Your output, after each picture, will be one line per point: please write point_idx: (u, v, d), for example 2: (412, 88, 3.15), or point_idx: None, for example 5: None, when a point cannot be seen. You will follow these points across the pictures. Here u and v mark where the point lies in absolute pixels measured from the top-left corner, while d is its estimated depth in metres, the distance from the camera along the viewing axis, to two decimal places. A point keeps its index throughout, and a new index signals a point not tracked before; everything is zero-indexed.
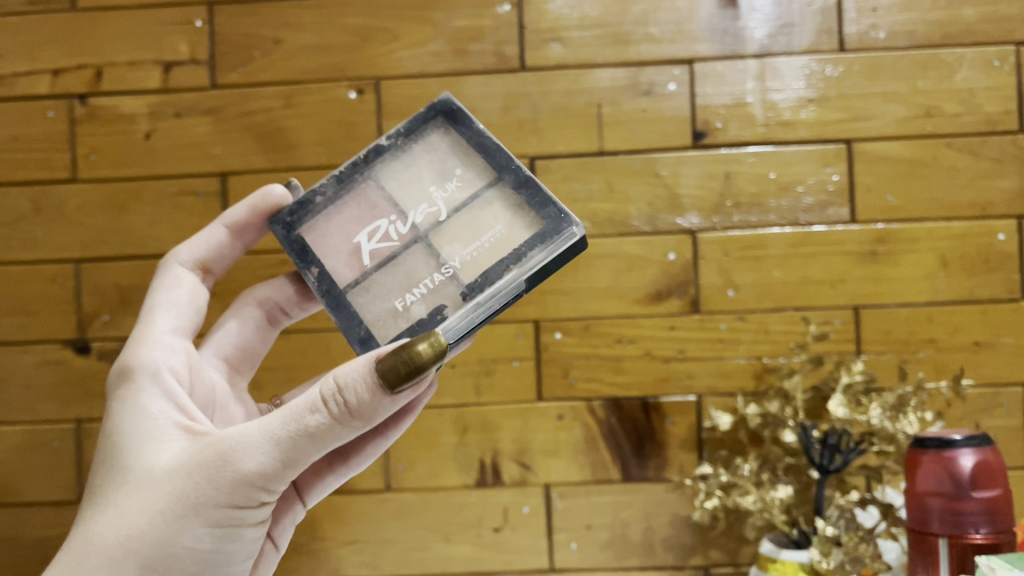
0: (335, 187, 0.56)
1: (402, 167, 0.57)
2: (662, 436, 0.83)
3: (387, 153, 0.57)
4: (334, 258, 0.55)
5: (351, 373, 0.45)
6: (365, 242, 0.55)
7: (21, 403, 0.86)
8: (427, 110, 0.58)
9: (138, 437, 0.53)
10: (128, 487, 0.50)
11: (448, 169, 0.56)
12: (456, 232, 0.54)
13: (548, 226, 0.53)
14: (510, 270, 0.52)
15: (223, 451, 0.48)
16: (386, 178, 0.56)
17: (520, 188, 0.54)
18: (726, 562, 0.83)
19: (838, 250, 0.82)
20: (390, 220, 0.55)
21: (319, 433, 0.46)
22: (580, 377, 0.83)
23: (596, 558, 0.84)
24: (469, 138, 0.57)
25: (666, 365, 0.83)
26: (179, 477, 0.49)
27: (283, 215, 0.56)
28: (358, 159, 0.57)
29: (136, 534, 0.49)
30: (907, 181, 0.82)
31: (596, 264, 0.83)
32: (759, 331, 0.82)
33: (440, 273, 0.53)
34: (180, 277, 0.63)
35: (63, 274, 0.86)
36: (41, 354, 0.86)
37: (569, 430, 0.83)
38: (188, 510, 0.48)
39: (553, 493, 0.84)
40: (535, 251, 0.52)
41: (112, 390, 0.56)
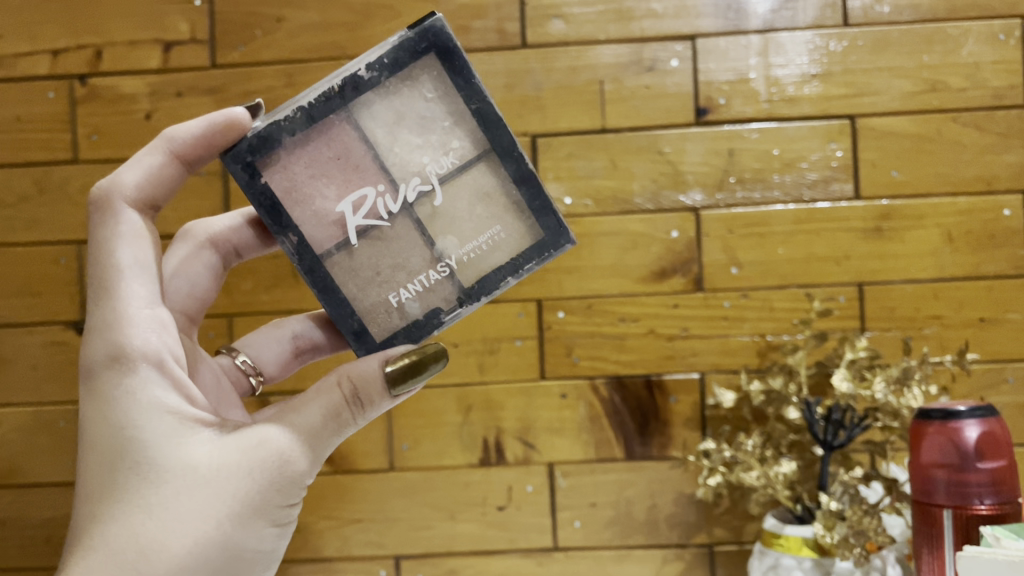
0: (305, 126, 0.49)
1: (384, 114, 0.50)
2: (666, 414, 0.83)
3: (366, 90, 0.49)
4: (307, 220, 0.50)
5: (370, 372, 0.48)
6: (349, 214, 0.50)
7: (26, 384, 0.86)
8: (417, 42, 0.49)
9: (165, 434, 0.47)
10: (172, 492, 0.46)
11: (437, 129, 0.50)
12: (452, 221, 0.51)
13: (548, 239, 0.51)
14: (508, 279, 0.51)
15: (280, 449, 0.47)
16: (363, 124, 0.50)
17: (520, 182, 0.51)
18: (730, 540, 0.83)
19: (843, 227, 0.82)
20: (378, 190, 0.50)
21: (344, 431, 0.49)
22: (583, 355, 0.83)
23: (599, 536, 0.84)
24: (465, 94, 0.50)
25: (669, 343, 0.83)
26: (237, 477, 0.47)
27: (246, 158, 0.49)
28: (331, 91, 0.49)
29: (205, 542, 0.46)
30: (912, 158, 0.81)
31: (599, 242, 0.83)
32: (763, 308, 0.82)
33: (436, 271, 0.51)
34: (128, 219, 0.53)
35: (66, 254, 0.86)
36: (45, 335, 0.86)
37: (573, 408, 0.83)
38: (253, 512, 0.47)
39: (556, 472, 0.84)
40: (533, 262, 0.51)
41: (110, 375, 0.49)
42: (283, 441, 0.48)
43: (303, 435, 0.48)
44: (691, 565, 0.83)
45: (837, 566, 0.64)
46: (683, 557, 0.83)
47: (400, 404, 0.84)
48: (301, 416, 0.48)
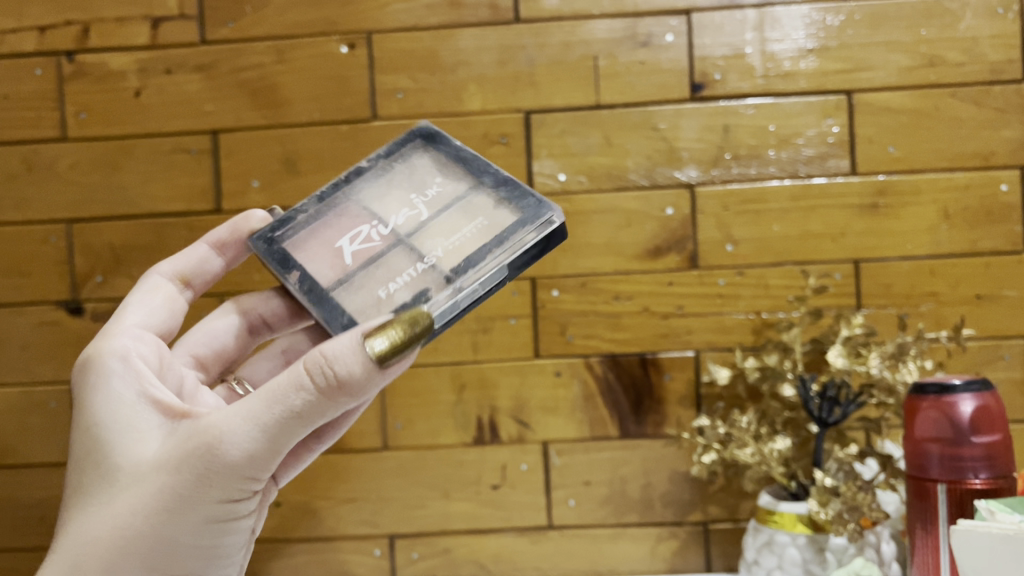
0: (315, 202, 0.57)
1: (379, 178, 0.58)
2: (660, 392, 0.83)
3: (365, 171, 0.59)
4: (313, 262, 0.54)
5: (344, 346, 0.44)
6: (347, 245, 0.54)
7: (16, 364, 0.86)
8: (406, 135, 0.60)
9: (119, 431, 0.51)
10: (114, 487, 0.49)
11: (425, 178, 0.57)
12: (437, 227, 0.54)
13: (528, 213, 0.53)
14: (493, 251, 0.52)
15: (206, 445, 0.47)
16: (362, 189, 0.57)
17: (499, 186, 0.56)
18: (725, 518, 0.83)
19: (839, 204, 0.81)
20: (371, 224, 0.55)
21: (312, 417, 0.45)
22: (578, 334, 0.83)
23: (594, 514, 0.84)
24: (447, 152, 0.59)
25: (663, 321, 0.82)
26: (167, 472, 0.48)
27: (264, 229, 0.55)
28: (338, 180, 0.58)
29: (136, 535, 0.48)
30: (909, 133, 0.80)
31: (593, 220, 0.82)
32: (758, 286, 0.81)
33: (422, 263, 0.52)
34: (156, 283, 0.62)
35: (55, 234, 0.85)
36: (35, 315, 0.86)
37: (567, 386, 0.83)
38: (181, 508, 0.48)
39: (551, 450, 0.84)
40: (517, 233, 0.52)
41: (83, 378, 0.53)
42: (210, 436, 0.47)
43: (235, 427, 0.46)
44: (685, 543, 0.83)
45: (832, 543, 0.64)
46: (678, 535, 0.83)
47: (394, 383, 0.84)
48: (242, 407, 0.46)
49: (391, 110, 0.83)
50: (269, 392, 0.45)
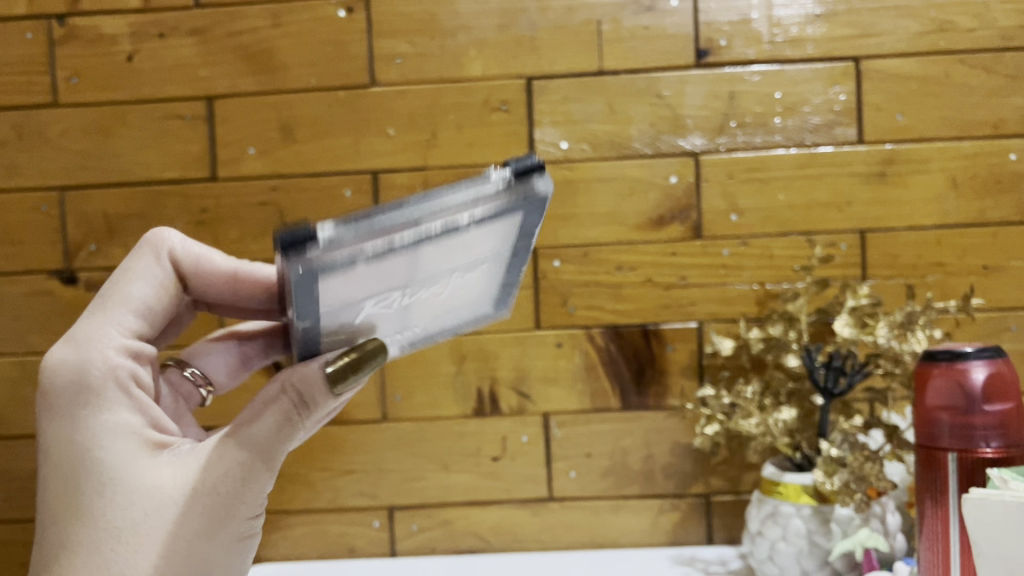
0: (379, 251, 0.39)
1: (457, 249, 0.43)
2: (662, 363, 0.82)
3: (456, 235, 0.41)
4: (329, 312, 0.43)
5: (309, 374, 0.46)
6: (369, 309, 0.45)
7: (10, 334, 0.85)
8: (519, 195, 0.42)
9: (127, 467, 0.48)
10: (139, 518, 0.47)
11: (478, 259, 0.46)
12: (438, 306, 0.50)
13: (491, 314, 0.55)
14: (443, 336, 0.54)
15: (235, 472, 0.47)
16: (426, 255, 0.41)
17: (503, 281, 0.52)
18: (727, 490, 0.82)
19: (845, 172, 0.80)
20: (403, 296, 0.45)
21: (298, 424, 0.47)
22: (580, 305, 0.82)
23: (595, 486, 0.83)
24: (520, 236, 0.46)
25: (666, 292, 0.81)
26: (198, 500, 0.47)
27: (306, 263, 0.37)
28: (429, 234, 0.40)
29: (175, 559, 0.46)
30: (917, 101, 0.79)
31: (595, 189, 0.81)
32: (762, 256, 0.80)
33: (399, 337, 0.51)
34: (151, 270, 0.55)
35: (48, 202, 0.84)
36: (28, 284, 0.84)
37: (568, 357, 0.82)
38: (215, 539, 0.47)
39: (551, 422, 0.83)
40: (467, 327, 0.55)
41: (72, 406, 0.49)
42: (233, 465, 0.47)
43: (257, 453, 0.47)
44: (687, 515, 0.83)
45: (838, 514, 0.63)
46: (679, 507, 0.83)
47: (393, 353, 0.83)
48: (248, 432, 0.47)
49: (389, 76, 0.81)
50: (265, 414, 0.47)
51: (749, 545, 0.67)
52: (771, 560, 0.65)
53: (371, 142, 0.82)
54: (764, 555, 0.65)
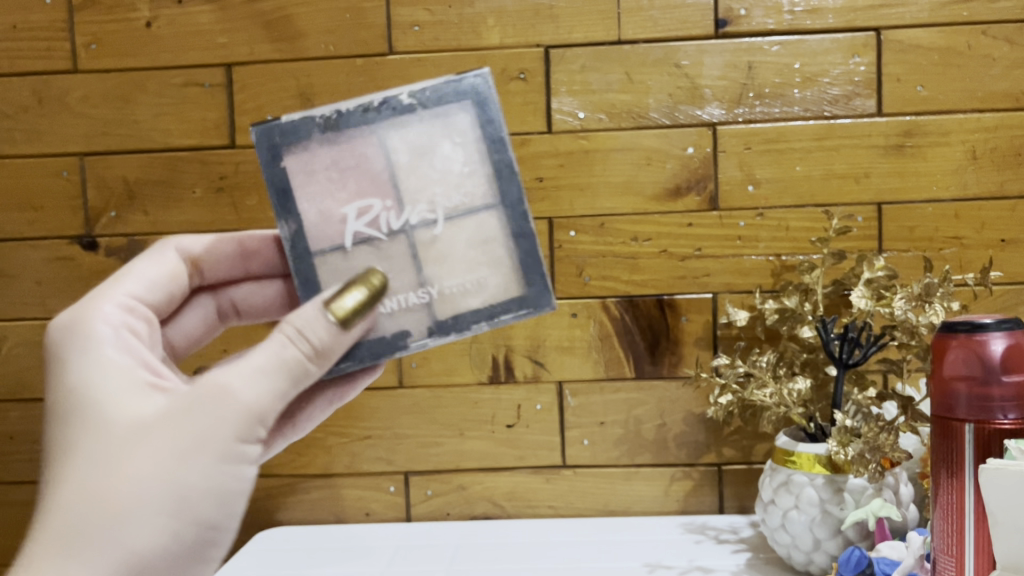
0: (336, 128, 0.50)
1: (414, 138, 0.50)
2: (677, 333, 0.82)
3: (403, 113, 0.50)
4: (312, 215, 0.50)
5: (310, 317, 0.45)
6: (352, 218, 0.50)
7: (31, 299, 0.86)
8: (457, 86, 0.50)
9: (113, 454, 0.43)
10: (118, 447, 0.43)
11: (455, 185, 0.50)
12: (445, 254, 0.50)
13: (528, 294, 0.50)
14: (480, 323, 0.50)
15: (219, 453, 0.43)
16: (387, 141, 0.50)
17: (518, 238, 0.50)
18: (739, 460, 0.83)
19: (863, 144, 0.79)
20: (385, 206, 0.50)
21: (304, 380, 0.45)
22: (594, 275, 0.82)
23: (608, 454, 0.84)
24: (492, 150, 0.50)
25: (682, 263, 0.81)
26: (174, 424, 0.43)
27: (277, 139, 0.50)
28: (369, 105, 0.50)
29: (152, 483, 0.42)
30: (938, 72, 0.78)
31: (612, 159, 0.81)
32: (778, 228, 0.80)
33: (415, 294, 0.50)
34: (166, 257, 0.59)
35: (68, 168, 0.84)
36: (50, 249, 0.85)
37: (583, 327, 0.83)
38: (181, 474, 0.42)
39: (566, 391, 0.84)
40: (507, 313, 0.50)
41: (71, 352, 0.47)
42: (219, 447, 0.43)
43: (242, 427, 0.44)
44: (699, 484, 0.84)
45: (851, 484, 0.63)
46: (692, 476, 0.84)
47: None
48: (236, 397, 0.44)
49: (407, 44, 0.81)
50: (261, 373, 0.44)
51: (761, 514, 0.67)
52: (783, 527, 0.65)
53: None
54: (776, 524, 0.66)
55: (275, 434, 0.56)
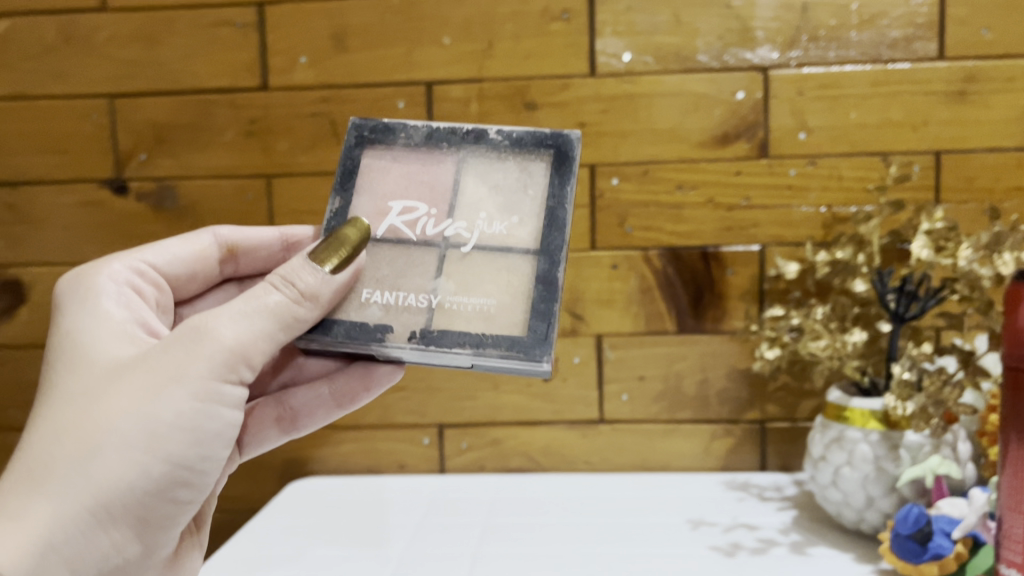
0: (421, 140, 0.53)
1: (486, 171, 0.52)
2: (721, 287, 0.79)
3: (485, 147, 0.52)
4: (365, 201, 0.51)
5: (296, 265, 0.45)
6: (396, 213, 0.51)
7: (60, 243, 0.84)
8: (545, 137, 0.51)
9: (89, 390, 0.43)
10: (96, 381, 0.43)
11: (502, 217, 0.50)
12: (464, 272, 0.49)
13: (525, 337, 0.46)
14: (466, 350, 0.47)
15: (192, 387, 0.42)
16: (464, 166, 0.52)
17: (538, 281, 0.48)
18: (782, 417, 0.81)
19: (922, 91, 0.76)
20: (430, 212, 0.51)
21: (292, 323, 0.44)
22: (637, 225, 0.79)
23: (647, 410, 0.82)
24: (551, 197, 0.50)
25: (729, 214, 0.78)
26: (152, 358, 0.43)
27: (367, 132, 0.53)
28: (460, 131, 0.53)
29: (127, 415, 0.42)
30: (1006, 14, 0.74)
31: (657, 104, 0.78)
32: (830, 178, 0.77)
33: (419, 297, 0.48)
34: (200, 238, 0.59)
35: (97, 110, 0.82)
36: (79, 193, 0.84)
37: (624, 279, 0.80)
38: (154, 406, 0.42)
39: (605, 344, 0.81)
40: (497, 347, 0.46)
41: (73, 303, 0.49)
42: (193, 381, 0.42)
43: (219, 362, 0.43)
44: (740, 442, 0.81)
45: (907, 440, 0.60)
46: (733, 433, 0.81)
47: None
48: (213, 332, 0.43)
49: None
50: (240, 312, 0.43)
51: (812, 471, 0.65)
52: (834, 484, 0.63)
53: (425, 51, 0.79)
54: (827, 481, 0.64)
55: (274, 423, 0.57)
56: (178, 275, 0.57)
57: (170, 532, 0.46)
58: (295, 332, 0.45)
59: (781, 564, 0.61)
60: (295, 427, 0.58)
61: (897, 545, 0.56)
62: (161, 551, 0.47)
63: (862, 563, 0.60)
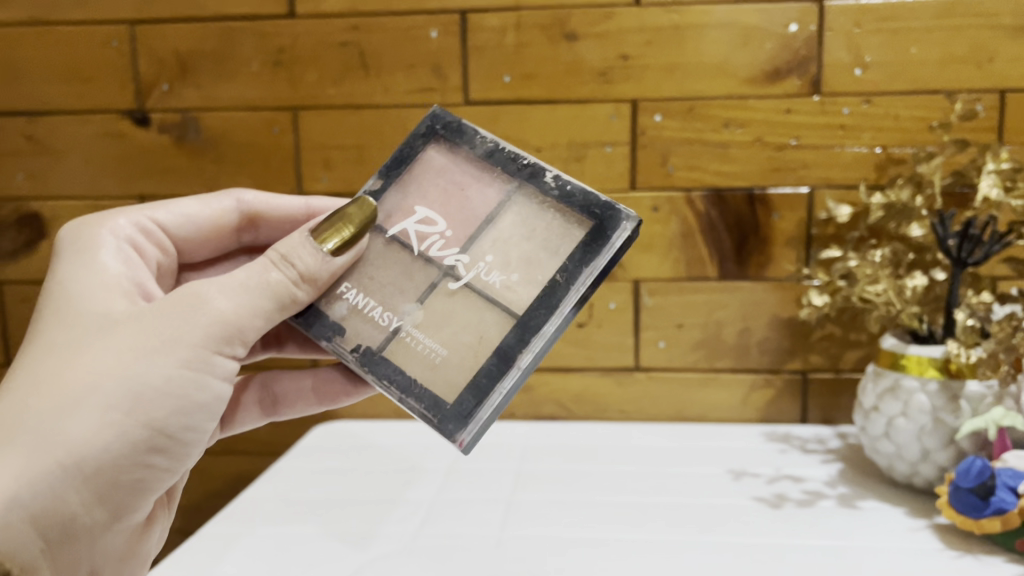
0: (481, 155, 0.48)
1: (526, 215, 0.46)
2: (767, 231, 0.76)
3: (537, 187, 0.46)
4: (401, 194, 0.48)
5: (296, 242, 0.43)
6: (416, 219, 0.47)
7: (81, 177, 0.82)
8: (597, 206, 0.45)
9: (76, 343, 0.40)
10: (83, 337, 0.41)
11: (506, 263, 0.44)
12: (439, 307, 0.44)
13: (449, 405, 0.42)
14: (391, 390, 0.43)
15: (181, 354, 0.40)
16: (507, 200, 0.46)
17: (495, 349, 0.42)
18: (826, 367, 0.77)
19: (989, 25, 0.70)
20: (444, 234, 0.46)
21: (290, 305, 0.43)
22: (680, 165, 0.76)
23: (685, 358, 0.79)
24: (563, 267, 0.43)
25: (777, 154, 0.74)
26: (144, 319, 0.41)
27: (439, 126, 0.49)
28: (524, 161, 0.47)
29: (110, 373, 0.39)
30: None
31: (705, 36, 0.73)
32: (885, 117, 0.73)
33: (386, 314, 0.45)
34: (219, 202, 0.55)
35: (118, 37, 0.79)
36: (100, 125, 0.81)
37: (664, 223, 0.77)
38: (142, 368, 0.39)
39: (642, 290, 0.78)
40: (417, 401, 0.42)
41: (73, 251, 0.46)
42: (183, 348, 0.40)
43: (212, 333, 0.41)
44: (781, 393, 0.78)
45: (968, 391, 0.57)
46: (774, 384, 0.78)
47: None
48: (209, 303, 0.41)
49: None
50: (237, 286, 0.42)
51: (863, 422, 0.63)
52: (887, 436, 0.60)
53: None
54: (879, 432, 0.61)
55: (255, 407, 0.55)
56: (185, 239, 0.54)
57: (146, 501, 0.43)
58: (288, 315, 0.44)
59: (830, 517, 0.58)
60: (274, 413, 0.56)
61: (958, 499, 0.53)
62: (134, 519, 0.43)
63: (916, 517, 0.58)
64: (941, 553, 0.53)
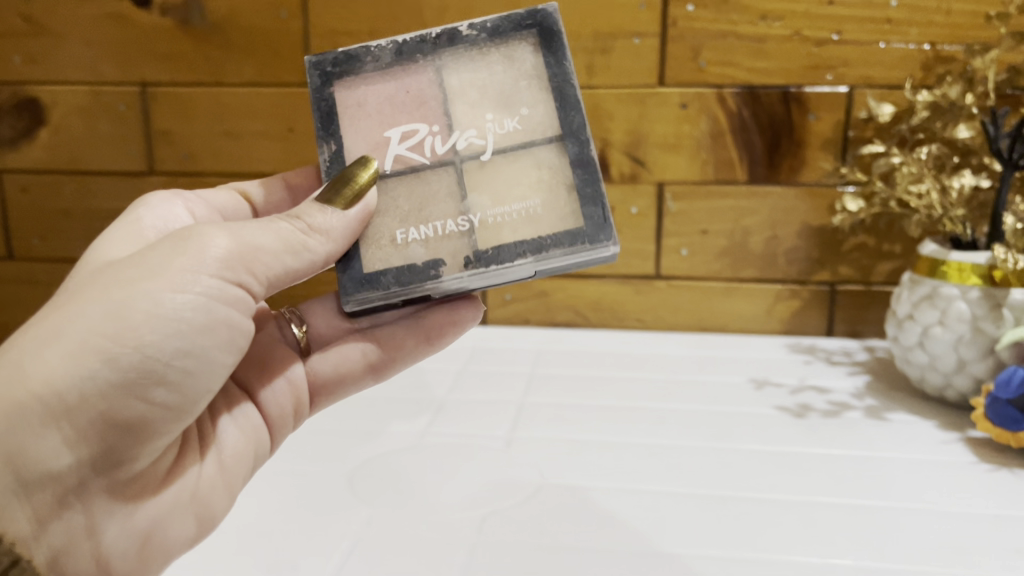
0: (391, 60, 0.44)
1: (472, 71, 0.44)
2: (801, 133, 0.71)
3: (462, 45, 0.44)
4: (357, 142, 0.44)
5: (304, 205, 0.42)
6: (397, 141, 0.44)
7: (81, 62, 0.78)
8: (523, 16, 0.44)
9: (69, 290, 0.38)
10: (77, 285, 0.38)
11: (512, 115, 0.43)
12: (492, 178, 0.43)
13: (584, 228, 0.42)
14: (525, 257, 0.42)
15: (176, 278, 0.37)
16: (445, 73, 0.44)
17: (577, 166, 0.42)
18: (856, 280, 0.74)
19: None
20: (432, 129, 0.44)
21: (302, 252, 0.40)
22: (712, 60, 0.71)
23: (707, 267, 0.76)
24: (553, 75, 0.43)
25: (816, 50, 0.70)
26: (138, 256, 0.38)
27: (330, 67, 0.44)
28: (427, 36, 0.44)
29: (95, 302, 0.36)
30: None
31: None
32: (936, 12, 0.68)
33: (455, 222, 0.42)
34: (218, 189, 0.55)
35: None
36: (100, 5, 0.77)
37: (693, 122, 0.72)
38: (130, 294, 0.36)
39: (666, 194, 0.75)
40: (559, 246, 0.41)
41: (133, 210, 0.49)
42: (179, 275, 0.37)
43: (213, 261, 0.38)
44: (807, 305, 0.75)
45: (1013, 299, 0.54)
46: (800, 296, 0.75)
47: None
48: (206, 237, 0.38)
49: None
50: (240, 228, 0.39)
51: (896, 332, 0.60)
52: (921, 346, 0.57)
53: None
54: (913, 342, 0.58)
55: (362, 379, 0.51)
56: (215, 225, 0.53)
57: (150, 447, 0.38)
58: (304, 266, 0.41)
59: (856, 428, 0.56)
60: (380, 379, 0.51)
61: (994, 410, 0.50)
62: (137, 469, 0.39)
63: (947, 430, 0.55)
64: (973, 466, 0.50)
